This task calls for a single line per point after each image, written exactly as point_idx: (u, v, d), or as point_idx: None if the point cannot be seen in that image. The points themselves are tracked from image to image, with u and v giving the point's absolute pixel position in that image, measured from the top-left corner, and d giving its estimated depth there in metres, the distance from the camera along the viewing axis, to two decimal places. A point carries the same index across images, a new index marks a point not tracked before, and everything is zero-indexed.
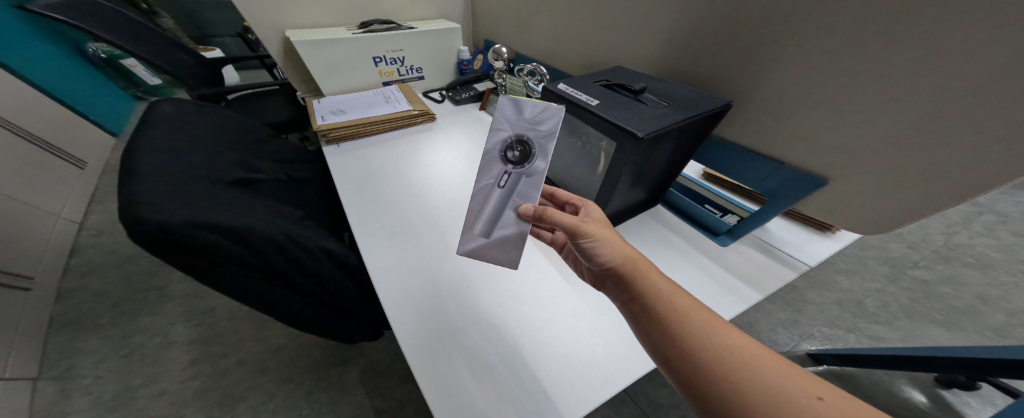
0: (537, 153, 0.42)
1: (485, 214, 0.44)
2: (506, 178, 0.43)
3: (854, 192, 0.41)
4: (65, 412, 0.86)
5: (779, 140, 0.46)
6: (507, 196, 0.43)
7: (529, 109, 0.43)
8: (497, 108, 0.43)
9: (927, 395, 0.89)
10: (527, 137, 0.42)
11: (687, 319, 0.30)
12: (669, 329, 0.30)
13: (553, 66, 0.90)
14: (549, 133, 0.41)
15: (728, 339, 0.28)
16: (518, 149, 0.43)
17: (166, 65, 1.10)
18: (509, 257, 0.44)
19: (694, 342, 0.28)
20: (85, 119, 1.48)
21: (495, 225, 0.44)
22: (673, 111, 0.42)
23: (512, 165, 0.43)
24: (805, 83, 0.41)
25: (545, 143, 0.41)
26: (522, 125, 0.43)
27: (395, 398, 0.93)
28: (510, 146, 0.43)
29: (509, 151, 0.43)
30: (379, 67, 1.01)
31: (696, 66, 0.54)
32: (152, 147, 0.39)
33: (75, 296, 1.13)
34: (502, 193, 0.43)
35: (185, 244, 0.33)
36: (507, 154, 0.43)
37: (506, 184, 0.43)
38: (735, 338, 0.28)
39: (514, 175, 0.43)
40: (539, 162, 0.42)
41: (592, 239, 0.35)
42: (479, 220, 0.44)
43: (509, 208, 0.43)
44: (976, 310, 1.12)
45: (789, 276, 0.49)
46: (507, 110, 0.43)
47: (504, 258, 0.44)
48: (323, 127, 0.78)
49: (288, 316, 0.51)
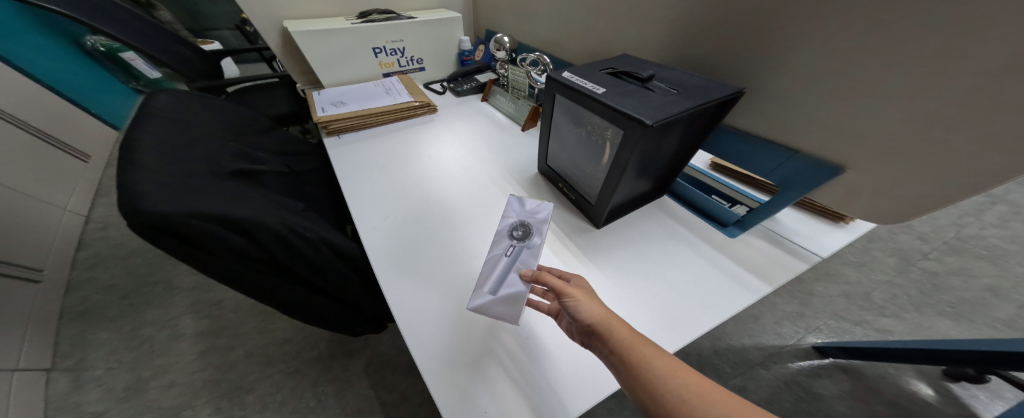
0: (537, 233, 0.47)
1: (494, 274, 0.43)
2: (511, 248, 0.46)
3: (870, 181, 0.39)
4: (79, 402, 0.88)
5: (793, 128, 0.44)
6: (512, 263, 0.44)
7: (529, 203, 0.51)
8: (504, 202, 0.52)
9: (934, 388, 0.88)
10: (528, 222, 0.49)
11: (648, 365, 0.28)
12: (645, 386, 0.27)
13: (556, 56, 0.88)
14: (546, 219, 0.48)
15: (688, 382, 0.27)
16: (522, 229, 0.48)
17: (164, 59, 1.08)
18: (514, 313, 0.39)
19: (661, 392, 0.26)
20: (87, 113, 1.47)
21: (502, 283, 0.42)
22: (682, 99, 0.41)
23: (517, 239, 0.47)
24: (821, 67, 0.39)
25: (543, 226, 0.48)
26: (524, 213, 0.50)
27: (399, 390, 0.94)
28: (515, 227, 0.48)
29: (514, 230, 0.48)
30: (378, 58, 0.99)
31: (705, 52, 0.52)
32: (149, 137, 0.38)
33: (86, 288, 1.15)
34: (508, 261, 0.44)
35: (184, 234, 0.33)
36: (513, 232, 0.48)
37: (513, 252, 0.45)
38: (705, 390, 0.26)
39: (518, 246, 0.46)
40: (537, 238, 0.46)
41: (573, 298, 0.34)
42: (488, 279, 0.43)
43: (513, 271, 0.43)
44: (986, 302, 1.10)
45: (799, 268, 0.48)
46: (513, 204, 0.52)
47: (509, 314, 0.39)
48: (323, 119, 0.77)
49: (291, 307, 0.51)
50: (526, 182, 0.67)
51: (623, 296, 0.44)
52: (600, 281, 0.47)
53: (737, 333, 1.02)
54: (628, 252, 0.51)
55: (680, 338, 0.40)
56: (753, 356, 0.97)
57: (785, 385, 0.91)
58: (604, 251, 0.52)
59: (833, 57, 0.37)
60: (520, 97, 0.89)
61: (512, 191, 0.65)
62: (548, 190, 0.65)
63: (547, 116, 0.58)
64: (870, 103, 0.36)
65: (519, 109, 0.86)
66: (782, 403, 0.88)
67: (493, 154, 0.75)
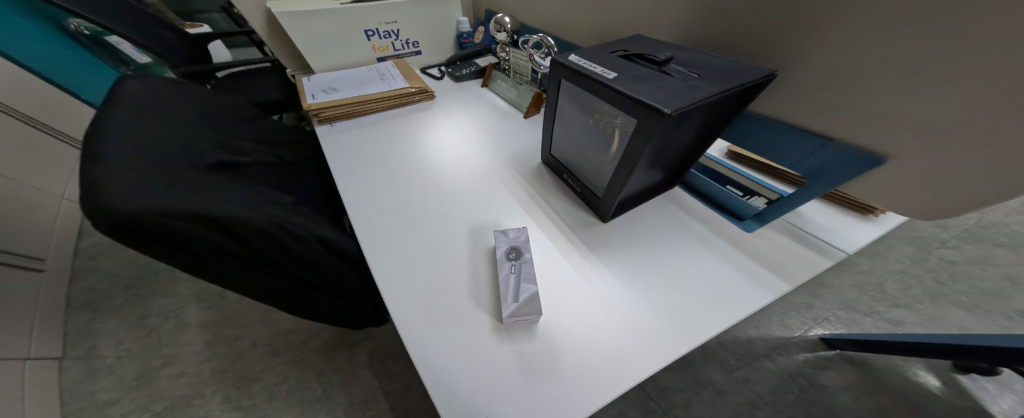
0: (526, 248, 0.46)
1: (507, 291, 0.41)
2: (512, 266, 0.44)
3: (912, 174, 0.35)
4: (92, 390, 0.90)
5: (823, 114, 0.41)
6: (515, 278, 0.42)
7: (513, 230, 0.49)
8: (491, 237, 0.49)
9: (941, 379, 0.88)
10: (518, 246, 0.47)
11: None
12: None
13: (562, 37, 0.82)
14: None
15: None
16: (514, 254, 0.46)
17: (144, 42, 1.01)
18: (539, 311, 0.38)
19: None
20: (76, 98, 1.38)
21: (515, 294, 0.40)
22: (704, 84, 0.37)
23: (512, 259, 0.45)
24: (859, 45, 0.35)
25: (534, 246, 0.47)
26: (512, 239, 0.48)
27: (403, 380, 0.94)
28: (507, 251, 0.46)
29: (509, 252, 0.46)
30: (371, 42, 0.93)
31: (727, 31, 0.47)
32: (120, 129, 0.35)
33: (92, 278, 1.16)
34: (512, 277, 0.42)
35: (161, 235, 0.31)
36: (508, 253, 0.46)
37: (515, 270, 0.43)
38: None
39: (514, 265, 0.44)
40: (527, 254, 0.46)
41: None
42: (505, 291, 0.41)
43: (516, 289, 0.41)
44: (1005, 292, 1.08)
45: (823, 265, 0.45)
46: (499, 235, 0.48)
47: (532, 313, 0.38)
48: (314, 107, 0.73)
49: (288, 304, 0.50)
50: (528, 172, 0.64)
51: (630, 295, 0.42)
52: (606, 278, 0.44)
53: (744, 325, 1.01)
54: (636, 247, 0.49)
55: (692, 341, 0.37)
56: (758, 347, 0.97)
57: (789, 377, 0.91)
58: (610, 246, 0.49)
59: (875, 33, 0.33)
60: (522, 82, 0.84)
61: (513, 182, 0.62)
62: (552, 181, 0.62)
63: (552, 103, 0.54)
64: (917, 84, 0.32)
65: (522, 95, 0.81)
66: (787, 394, 0.88)
67: (494, 142, 0.72)
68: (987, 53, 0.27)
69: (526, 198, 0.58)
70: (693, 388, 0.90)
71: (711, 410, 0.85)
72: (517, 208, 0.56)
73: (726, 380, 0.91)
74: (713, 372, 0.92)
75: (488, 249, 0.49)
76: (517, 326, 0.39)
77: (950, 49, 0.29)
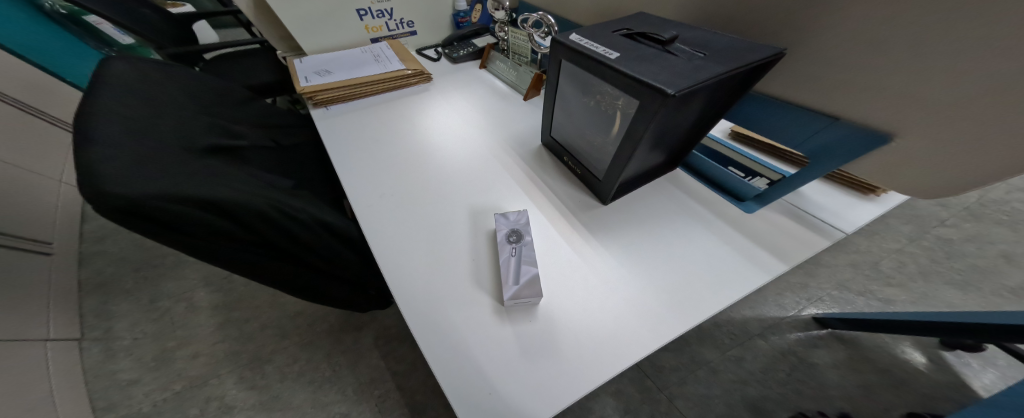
0: (525, 231, 0.47)
1: (508, 272, 0.42)
2: (513, 249, 0.44)
3: (918, 154, 0.35)
4: (113, 370, 0.93)
5: (835, 93, 0.39)
6: (518, 261, 0.43)
7: (513, 214, 0.49)
8: (493, 221, 0.49)
9: (927, 356, 0.92)
10: (519, 229, 0.47)
11: None
12: None
13: (563, 15, 0.80)
14: None
15: None
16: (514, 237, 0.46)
17: (127, 22, 0.97)
18: (538, 293, 0.39)
19: None
20: (62, 81, 1.33)
21: (517, 275, 0.41)
22: (710, 63, 0.36)
23: (512, 242, 0.45)
24: (867, 23, 0.33)
25: None
26: (512, 223, 0.48)
27: (409, 361, 0.98)
28: (508, 236, 0.46)
29: (509, 235, 0.46)
30: (364, 22, 0.90)
31: (732, 10, 0.46)
32: (109, 114, 0.34)
33: (101, 261, 1.18)
34: (515, 261, 0.43)
35: (162, 219, 0.31)
36: (508, 236, 0.46)
37: (515, 253, 0.44)
38: None
39: (515, 248, 0.45)
40: (527, 236, 0.46)
41: None
42: (507, 272, 0.41)
43: (517, 271, 0.42)
44: (998, 269, 1.09)
45: (821, 245, 0.46)
46: (500, 219, 0.49)
47: (532, 294, 0.39)
48: (307, 89, 0.71)
49: (292, 286, 0.51)
50: (529, 155, 0.63)
51: (629, 277, 0.43)
52: (606, 261, 0.45)
53: (739, 305, 1.04)
54: (637, 230, 0.49)
55: (688, 320, 0.39)
56: (752, 327, 1.00)
57: (781, 355, 0.94)
58: (611, 229, 0.50)
59: (883, 9, 0.32)
60: (522, 63, 0.81)
61: (514, 165, 0.61)
62: (552, 164, 0.62)
63: (552, 85, 0.53)
64: (932, 61, 0.30)
65: (522, 76, 0.79)
66: (777, 372, 0.91)
67: (494, 124, 0.71)
68: (1002, 33, 0.25)
69: (526, 181, 0.58)
70: (688, 366, 0.93)
71: (706, 387, 0.89)
72: (518, 191, 0.56)
73: (720, 359, 0.94)
74: (708, 352, 0.95)
75: (488, 233, 0.49)
76: (518, 307, 0.40)
77: (974, 23, 0.27)
